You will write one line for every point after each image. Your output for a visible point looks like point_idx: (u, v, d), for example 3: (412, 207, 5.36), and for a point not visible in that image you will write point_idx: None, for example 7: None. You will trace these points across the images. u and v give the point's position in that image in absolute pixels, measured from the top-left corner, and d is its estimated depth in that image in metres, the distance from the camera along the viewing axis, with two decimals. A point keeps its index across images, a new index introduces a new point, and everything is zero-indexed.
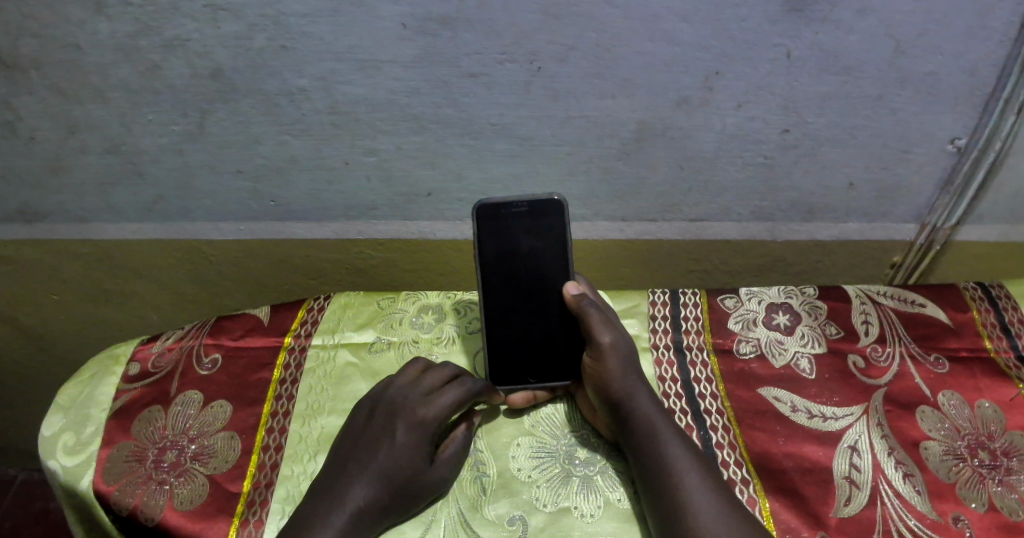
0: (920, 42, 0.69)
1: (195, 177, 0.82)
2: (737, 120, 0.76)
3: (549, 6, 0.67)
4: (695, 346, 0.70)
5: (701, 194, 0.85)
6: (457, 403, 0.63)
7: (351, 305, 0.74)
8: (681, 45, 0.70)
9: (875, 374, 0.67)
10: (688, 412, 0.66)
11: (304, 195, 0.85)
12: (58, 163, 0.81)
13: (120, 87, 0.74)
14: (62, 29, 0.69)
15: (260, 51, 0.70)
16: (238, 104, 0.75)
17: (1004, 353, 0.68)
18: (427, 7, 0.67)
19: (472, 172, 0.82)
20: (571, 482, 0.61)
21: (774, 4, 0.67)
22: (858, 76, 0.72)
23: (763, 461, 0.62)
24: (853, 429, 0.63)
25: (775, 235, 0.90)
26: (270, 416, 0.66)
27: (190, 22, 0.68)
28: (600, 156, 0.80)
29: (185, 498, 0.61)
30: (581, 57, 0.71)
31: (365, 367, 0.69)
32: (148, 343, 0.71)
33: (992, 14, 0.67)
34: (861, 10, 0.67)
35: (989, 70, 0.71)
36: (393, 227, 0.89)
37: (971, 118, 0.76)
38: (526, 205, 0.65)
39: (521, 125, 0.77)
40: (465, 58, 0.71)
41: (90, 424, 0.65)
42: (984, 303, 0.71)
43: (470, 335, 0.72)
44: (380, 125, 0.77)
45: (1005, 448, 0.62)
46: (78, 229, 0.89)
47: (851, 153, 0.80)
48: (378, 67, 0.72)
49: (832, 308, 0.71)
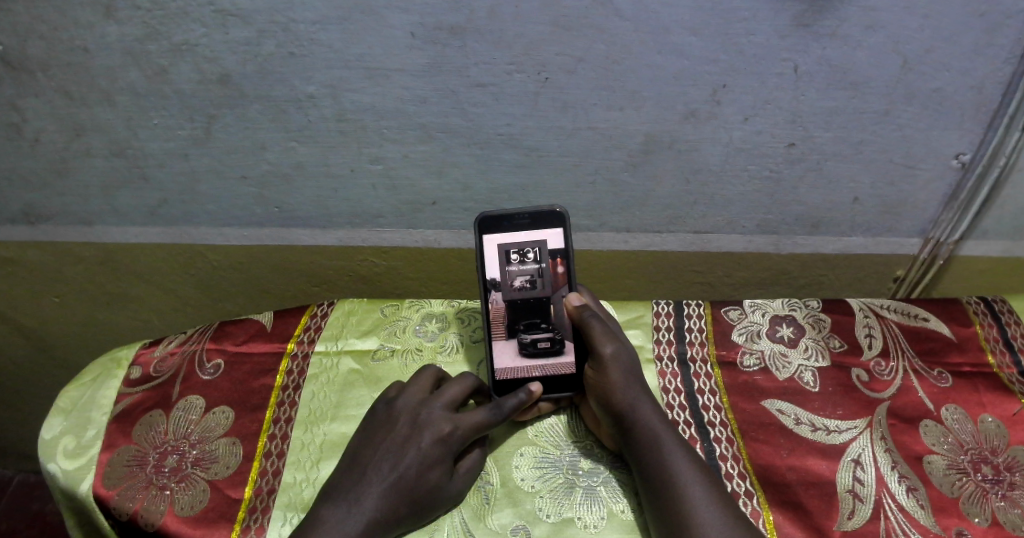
0: (928, 59, 0.69)
1: (200, 182, 0.82)
2: (744, 134, 0.77)
3: (560, 17, 0.67)
4: (699, 357, 0.70)
5: (706, 207, 0.85)
6: (486, 422, 0.61)
7: (355, 312, 0.74)
8: (690, 58, 0.70)
9: (879, 387, 0.67)
10: (692, 423, 0.66)
11: (309, 201, 0.85)
12: (63, 165, 0.81)
13: (128, 91, 0.74)
14: (71, 32, 0.69)
15: (269, 57, 0.71)
16: (246, 110, 0.75)
17: (1007, 368, 0.68)
18: (437, 17, 0.67)
19: (479, 182, 0.82)
20: (573, 492, 0.61)
21: (782, 19, 0.67)
22: (864, 91, 0.73)
23: (767, 474, 0.62)
24: (856, 442, 0.63)
25: (778, 248, 0.90)
26: (271, 422, 0.66)
27: (199, 27, 0.68)
28: (606, 169, 0.80)
29: (186, 505, 0.61)
30: (590, 69, 0.71)
31: (368, 374, 0.69)
32: (151, 347, 0.71)
33: (999, 31, 0.67)
34: (869, 26, 0.67)
35: (994, 86, 0.71)
36: (398, 236, 0.89)
37: (975, 135, 0.76)
38: (528, 216, 0.65)
39: (528, 135, 0.77)
40: (473, 68, 0.71)
41: (91, 427, 0.65)
42: (987, 317, 0.71)
43: (474, 343, 0.72)
44: (387, 134, 0.77)
45: (1008, 463, 0.62)
46: (81, 232, 0.89)
47: (856, 168, 0.80)
48: (386, 75, 0.72)
49: (836, 321, 0.71)
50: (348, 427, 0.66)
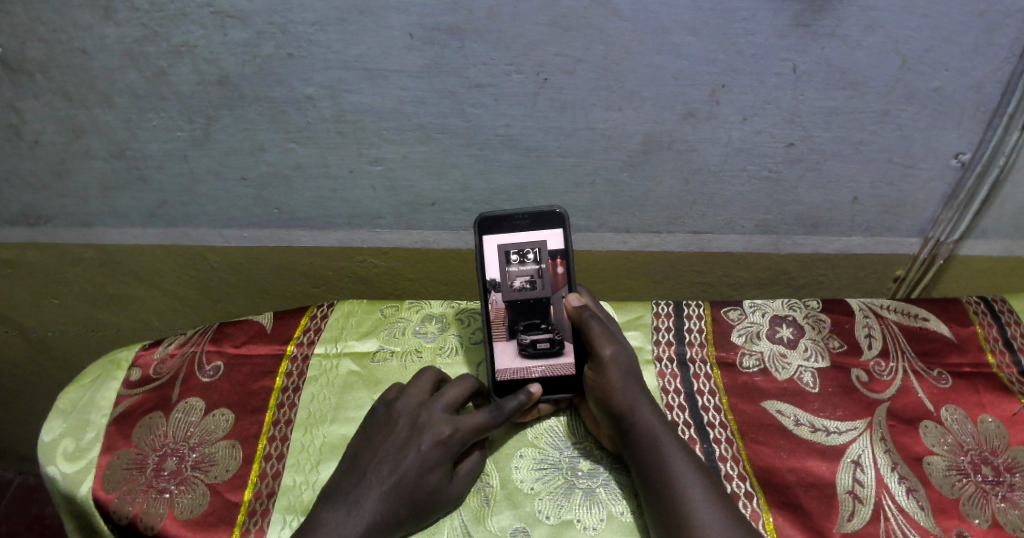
0: (927, 59, 0.69)
1: (200, 183, 0.82)
2: (743, 134, 0.77)
3: (559, 17, 0.67)
4: (698, 358, 0.70)
5: (706, 207, 0.85)
6: (486, 425, 0.61)
7: (354, 313, 0.74)
8: (689, 59, 0.70)
9: (879, 388, 0.67)
10: (691, 424, 0.66)
11: (309, 203, 0.85)
12: (62, 166, 0.81)
13: (127, 92, 0.74)
14: (69, 33, 0.69)
15: (268, 58, 0.70)
16: (245, 111, 0.75)
17: (1007, 368, 0.68)
18: (436, 17, 0.67)
19: (478, 183, 0.82)
20: (573, 494, 0.61)
21: (781, 19, 0.67)
22: (864, 91, 0.72)
23: (767, 476, 0.62)
24: (856, 444, 0.63)
25: (778, 248, 0.90)
26: (271, 424, 0.66)
27: (198, 28, 0.68)
28: (605, 169, 0.80)
29: (185, 508, 0.61)
30: (589, 69, 0.71)
31: (367, 376, 0.69)
32: (150, 349, 0.71)
33: (999, 31, 0.67)
34: (869, 25, 0.67)
35: (994, 86, 0.71)
36: (397, 237, 0.89)
37: (975, 134, 0.76)
38: (527, 217, 0.65)
39: (528, 136, 0.77)
40: (472, 69, 0.71)
41: (90, 430, 0.65)
42: (987, 317, 0.71)
43: (473, 345, 0.72)
44: (386, 135, 0.77)
45: (1008, 464, 0.62)
46: (81, 233, 0.89)
47: (856, 168, 0.80)
48: (385, 76, 0.72)
49: (835, 322, 0.71)
50: (348, 429, 0.66)
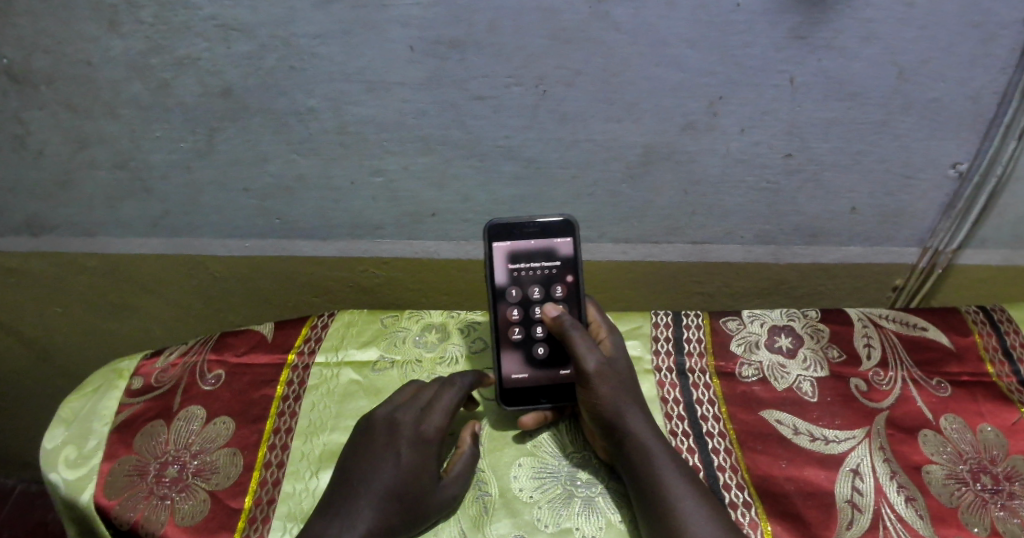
0: (924, 70, 0.70)
1: (204, 194, 0.83)
2: (742, 145, 0.77)
3: (559, 30, 0.68)
4: (698, 369, 0.70)
5: (706, 218, 0.86)
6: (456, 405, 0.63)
7: (354, 324, 0.74)
8: (686, 71, 0.71)
9: (877, 397, 0.67)
10: (690, 434, 0.66)
11: (311, 213, 0.85)
12: (68, 177, 0.81)
13: (131, 103, 0.74)
14: (75, 45, 0.70)
15: (271, 70, 0.71)
16: (248, 122, 0.76)
17: (1006, 378, 0.68)
18: (437, 30, 0.68)
19: (479, 194, 0.83)
20: (572, 503, 0.61)
21: (779, 31, 0.68)
22: (862, 101, 0.73)
23: (765, 485, 0.62)
24: (855, 453, 0.63)
25: (778, 258, 0.91)
26: (271, 432, 0.66)
27: (202, 41, 0.69)
28: (605, 181, 0.81)
29: (187, 514, 0.61)
30: (589, 82, 0.72)
31: (368, 385, 0.69)
32: (152, 358, 0.72)
33: (995, 42, 0.67)
34: (866, 37, 0.68)
35: (991, 97, 0.72)
36: (400, 247, 0.90)
37: (973, 145, 0.76)
38: (537, 226, 0.66)
39: (528, 147, 0.78)
40: (473, 81, 0.72)
41: (92, 437, 0.66)
42: (986, 326, 0.71)
43: (474, 354, 0.72)
44: (388, 146, 0.78)
45: (1008, 473, 0.62)
46: (85, 242, 0.89)
47: (854, 178, 0.81)
48: (387, 88, 0.72)
49: (834, 331, 0.72)
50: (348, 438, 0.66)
